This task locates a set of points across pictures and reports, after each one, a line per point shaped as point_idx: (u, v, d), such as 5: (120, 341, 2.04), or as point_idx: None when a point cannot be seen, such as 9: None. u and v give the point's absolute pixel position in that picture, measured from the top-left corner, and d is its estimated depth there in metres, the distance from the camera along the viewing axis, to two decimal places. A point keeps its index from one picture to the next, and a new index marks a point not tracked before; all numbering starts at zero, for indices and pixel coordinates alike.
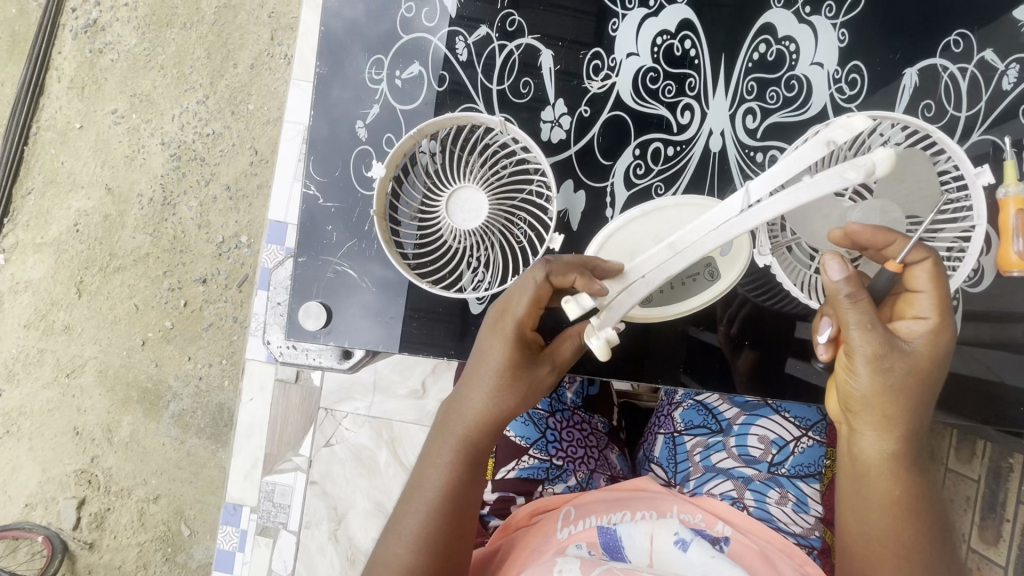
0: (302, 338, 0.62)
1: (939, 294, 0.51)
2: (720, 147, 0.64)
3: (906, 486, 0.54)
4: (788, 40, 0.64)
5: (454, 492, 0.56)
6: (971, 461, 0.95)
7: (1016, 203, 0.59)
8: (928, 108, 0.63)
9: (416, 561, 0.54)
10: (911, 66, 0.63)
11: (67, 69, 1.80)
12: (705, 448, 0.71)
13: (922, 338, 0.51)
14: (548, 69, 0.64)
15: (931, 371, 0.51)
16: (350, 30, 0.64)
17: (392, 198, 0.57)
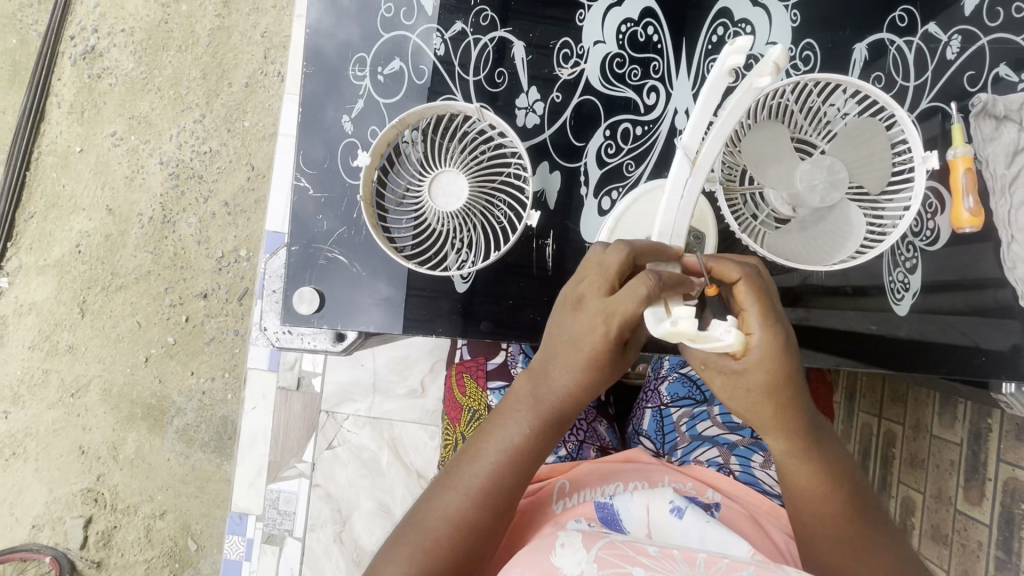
0: (297, 323, 0.65)
1: (761, 296, 0.48)
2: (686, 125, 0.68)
3: (808, 475, 0.53)
4: (744, 22, 0.68)
5: (520, 454, 0.55)
6: (953, 426, 0.97)
7: (965, 162, 0.64)
8: (879, 80, 0.67)
9: (472, 509, 0.54)
10: (861, 41, 0.67)
11: (66, 95, 1.86)
12: (690, 418, 0.74)
13: (761, 349, 0.48)
14: (520, 59, 0.67)
15: (786, 374, 0.49)
16: (333, 31, 0.67)
17: (378, 185, 0.61)
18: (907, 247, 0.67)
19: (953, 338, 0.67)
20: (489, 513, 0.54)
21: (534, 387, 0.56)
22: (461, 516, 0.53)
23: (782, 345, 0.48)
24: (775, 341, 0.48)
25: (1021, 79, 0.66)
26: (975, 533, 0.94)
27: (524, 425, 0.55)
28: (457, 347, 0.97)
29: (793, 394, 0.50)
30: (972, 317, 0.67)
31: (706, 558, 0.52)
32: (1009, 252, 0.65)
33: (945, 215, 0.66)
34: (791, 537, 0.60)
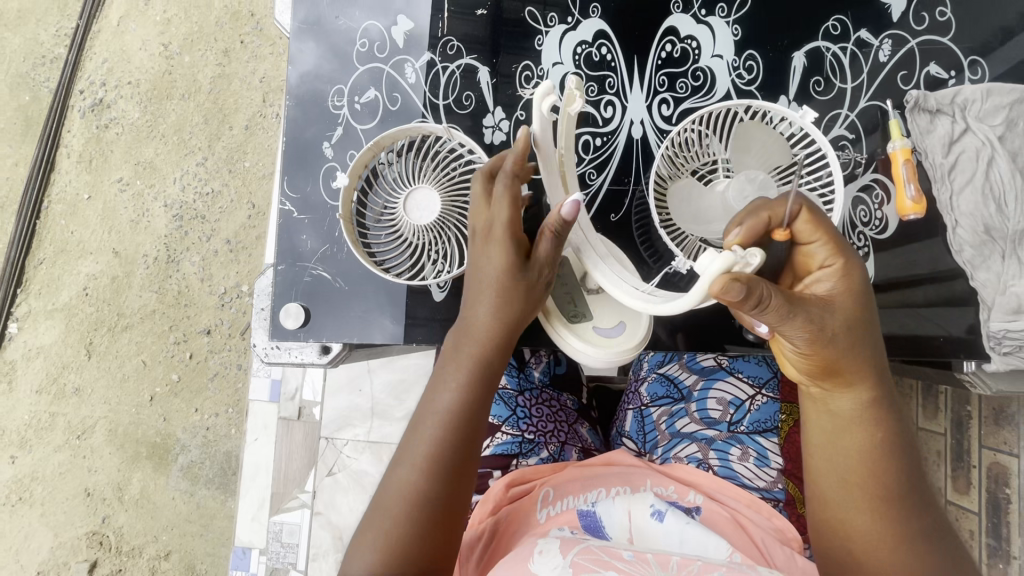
0: (285, 338, 0.68)
1: (834, 239, 0.50)
2: (642, 134, 0.72)
3: (869, 437, 0.53)
4: (690, 38, 0.73)
5: (462, 410, 0.55)
6: (936, 415, 0.98)
7: (904, 153, 0.67)
8: (818, 84, 0.71)
9: (427, 483, 0.54)
10: (799, 49, 0.72)
11: (75, 145, 1.95)
12: (669, 416, 0.75)
13: (835, 289, 0.50)
14: (485, 82, 0.72)
15: (862, 315, 0.50)
16: (311, 67, 0.73)
17: (358, 205, 0.65)
18: (857, 236, 0.70)
19: (916, 326, 0.69)
20: (441, 480, 0.54)
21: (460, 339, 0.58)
22: (415, 493, 0.54)
23: (855, 282, 0.50)
24: (845, 280, 0.50)
25: (952, 76, 0.71)
26: (966, 521, 0.94)
27: (456, 383, 0.56)
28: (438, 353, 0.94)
29: (870, 346, 0.51)
30: (934, 309, 0.69)
31: (679, 562, 0.55)
32: (955, 236, 0.68)
33: (891, 204, 0.69)
34: (769, 532, 0.62)
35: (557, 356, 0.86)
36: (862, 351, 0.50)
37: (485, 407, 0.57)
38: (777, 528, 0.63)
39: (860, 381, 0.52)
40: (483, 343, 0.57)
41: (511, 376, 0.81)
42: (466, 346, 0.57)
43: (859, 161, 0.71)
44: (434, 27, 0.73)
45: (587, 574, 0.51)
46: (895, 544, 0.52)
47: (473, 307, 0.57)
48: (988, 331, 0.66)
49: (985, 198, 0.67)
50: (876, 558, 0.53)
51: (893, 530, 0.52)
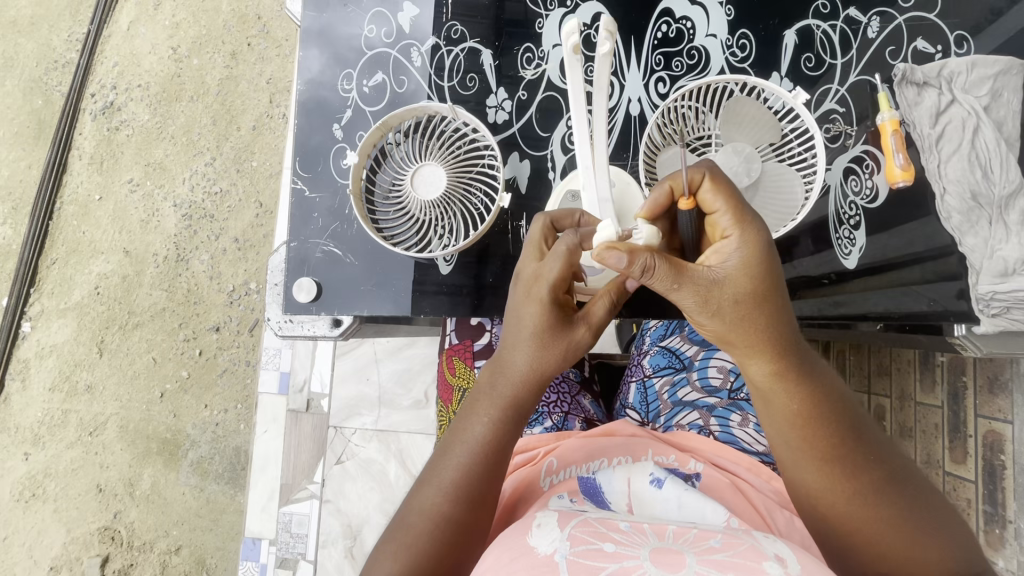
0: (297, 312, 0.71)
1: (722, 203, 0.48)
2: (639, 111, 0.74)
3: (793, 410, 0.50)
4: (685, 19, 0.75)
5: (492, 448, 0.58)
6: (934, 391, 0.99)
7: (892, 125, 0.69)
8: (809, 60, 0.74)
9: (451, 507, 0.56)
10: (790, 28, 0.74)
11: (87, 148, 1.99)
12: (671, 386, 0.78)
13: (732, 259, 0.46)
14: (488, 65, 0.75)
15: (762, 281, 0.47)
16: (321, 52, 0.76)
17: (367, 183, 0.67)
18: (849, 206, 0.73)
19: (912, 304, 0.71)
20: (466, 505, 0.57)
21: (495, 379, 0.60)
22: (437, 512, 0.56)
23: (755, 243, 0.46)
24: (741, 244, 0.46)
25: (938, 51, 0.73)
26: (963, 493, 0.95)
27: (489, 419, 0.59)
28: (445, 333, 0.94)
29: (776, 315, 0.47)
30: (931, 285, 0.70)
31: (675, 530, 0.55)
32: (942, 203, 0.70)
33: (880, 173, 0.72)
34: (768, 496, 0.62)
35: None
36: (770, 322, 0.47)
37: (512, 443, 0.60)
38: (776, 491, 0.64)
39: (771, 354, 0.48)
40: (520, 386, 0.59)
41: None
42: (501, 388, 0.60)
43: (850, 133, 0.73)
44: (439, 12, 0.76)
45: (583, 545, 0.52)
46: (858, 511, 0.49)
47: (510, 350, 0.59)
48: (978, 294, 0.67)
49: (972, 165, 0.69)
50: (830, 519, 0.51)
51: (849, 496, 0.50)
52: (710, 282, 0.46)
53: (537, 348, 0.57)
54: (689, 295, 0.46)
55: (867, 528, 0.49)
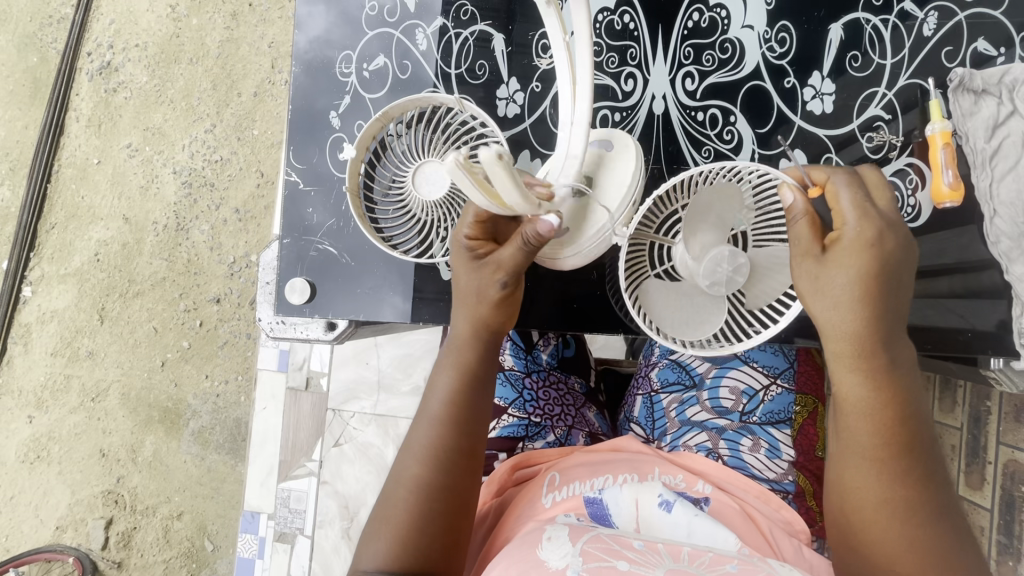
0: (290, 313, 0.67)
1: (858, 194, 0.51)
2: (663, 110, 0.69)
3: (860, 398, 0.53)
4: (719, 7, 0.69)
5: (452, 411, 0.58)
6: (953, 410, 0.97)
7: (943, 137, 0.63)
8: (855, 59, 0.67)
9: (426, 471, 0.56)
10: (836, 21, 0.68)
11: (85, 109, 1.93)
12: (679, 404, 0.74)
13: (849, 232, 0.51)
14: (500, 51, 0.68)
15: (876, 266, 0.51)
16: (319, 31, 0.70)
17: (366, 178, 0.63)
18: None
19: (938, 318, 0.66)
20: (440, 469, 0.57)
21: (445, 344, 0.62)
22: (416, 481, 0.56)
23: (872, 237, 0.51)
24: (867, 229, 0.51)
25: (1000, 53, 0.66)
26: (975, 516, 0.94)
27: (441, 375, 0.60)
28: None
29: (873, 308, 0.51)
30: (966, 300, 0.66)
31: (689, 553, 0.54)
32: (992, 226, 0.64)
33: (924, 189, 0.66)
34: (777, 524, 0.62)
35: (565, 338, 0.86)
36: (862, 306, 0.51)
37: (474, 408, 0.59)
38: (785, 520, 0.63)
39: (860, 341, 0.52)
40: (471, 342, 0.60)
41: (518, 358, 0.82)
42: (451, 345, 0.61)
43: (895, 144, 0.67)
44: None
45: (596, 563, 0.51)
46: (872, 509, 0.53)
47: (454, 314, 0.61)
48: (1019, 328, 0.63)
49: None
50: (871, 524, 0.53)
51: (877, 491, 0.53)
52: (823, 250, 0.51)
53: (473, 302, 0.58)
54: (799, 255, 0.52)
55: (893, 547, 0.52)
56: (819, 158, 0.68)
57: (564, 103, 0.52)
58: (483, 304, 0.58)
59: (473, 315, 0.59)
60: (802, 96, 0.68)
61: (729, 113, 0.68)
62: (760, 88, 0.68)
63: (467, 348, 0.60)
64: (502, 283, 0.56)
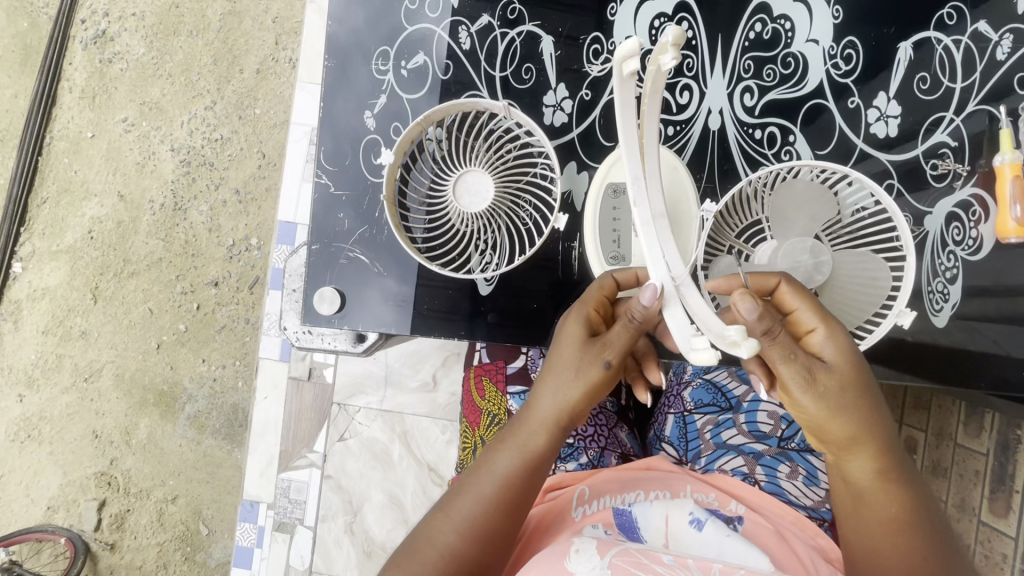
0: (317, 324, 0.64)
1: (812, 298, 0.52)
2: (718, 125, 0.69)
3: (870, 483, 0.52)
4: (784, 19, 0.69)
5: (515, 485, 0.56)
6: (980, 436, 0.99)
7: (1012, 169, 0.62)
8: (923, 81, 0.67)
9: (466, 547, 0.54)
10: (906, 40, 0.67)
11: (78, 79, 1.85)
12: (714, 426, 0.75)
13: (828, 348, 0.50)
14: (548, 55, 0.68)
15: (862, 373, 0.51)
16: (359, 29, 0.68)
17: (401, 183, 0.59)
18: (947, 257, 0.66)
19: (977, 340, 0.66)
20: (480, 543, 0.55)
21: (522, 412, 0.59)
22: (450, 546, 0.54)
23: (849, 343, 0.51)
24: (841, 339, 0.51)
25: None
26: (998, 545, 0.95)
27: (514, 450, 0.57)
28: (475, 349, 0.88)
29: (877, 413, 0.51)
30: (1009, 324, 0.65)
31: (720, 569, 0.52)
32: None
33: (989, 222, 0.65)
34: (813, 548, 0.60)
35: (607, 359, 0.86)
36: (872, 411, 0.50)
37: (535, 486, 0.57)
38: (819, 547, 0.61)
39: (869, 446, 0.51)
40: (555, 427, 0.56)
41: None
42: (533, 422, 0.57)
43: (960, 173, 0.66)
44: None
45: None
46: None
47: (539, 388, 0.57)
48: None
49: None
50: None
51: None
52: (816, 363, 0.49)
53: (568, 382, 0.55)
54: (795, 371, 0.49)
55: None
56: (880, 183, 0.67)
57: (632, 161, 0.45)
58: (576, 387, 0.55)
59: (566, 404, 0.55)
60: (866, 117, 0.68)
61: (789, 132, 0.68)
62: (821, 107, 0.68)
63: (547, 432, 0.56)
64: (605, 365, 0.54)
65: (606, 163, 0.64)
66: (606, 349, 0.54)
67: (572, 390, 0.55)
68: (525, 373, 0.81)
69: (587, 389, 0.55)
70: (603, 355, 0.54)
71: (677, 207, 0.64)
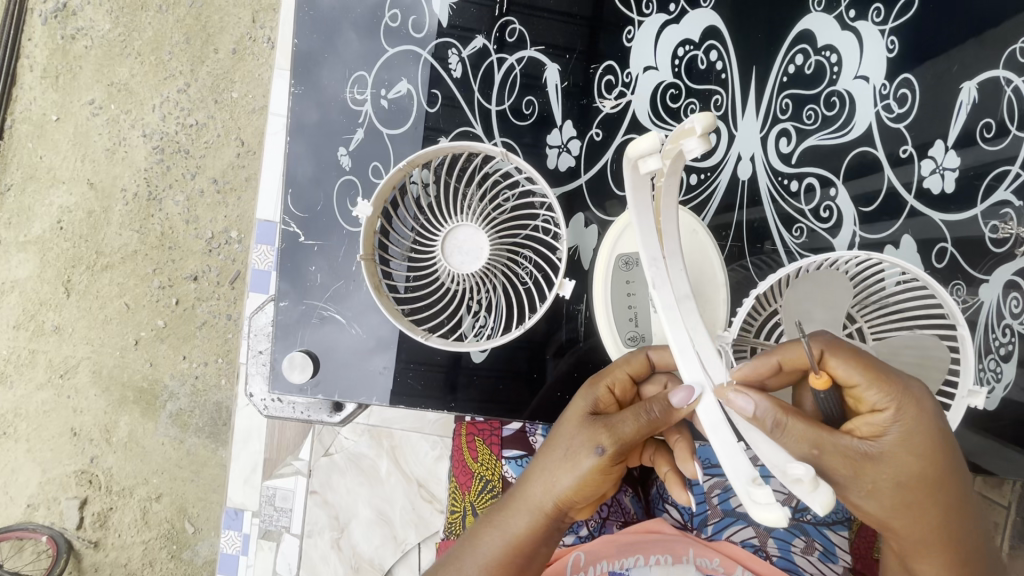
0: (289, 391, 0.61)
1: (871, 369, 0.41)
2: (750, 172, 0.67)
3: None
4: (829, 50, 0.66)
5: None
6: (1001, 487, 0.93)
7: None
8: (988, 127, 0.61)
9: None
10: (970, 79, 0.62)
11: (38, 57, 1.71)
12: (724, 490, 0.69)
13: (890, 434, 0.41)
14: (553, 85, 0.66)
15: (932, 463, 0.42)
16: (342, 53, 0.65)
17: (382, 234, 0.52)
18: (1001, 330, 0.60)
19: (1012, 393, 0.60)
20: None
21: (515, 490, 0.50)
22: None
23: (919, 425, 0.41)
24: (911, 422, 0.41)
25: None
26: None
27: (500, 537, 0.48)
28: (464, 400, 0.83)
29: (948, 502, 0.43)
30: None
31: None
32: None
33: None
34: None
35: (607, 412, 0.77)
36: (938, 502, 0.43)
37: None
38: None
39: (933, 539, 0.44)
40: (550, 515, 0.47)
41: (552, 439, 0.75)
42: (524, 506, 0.48)
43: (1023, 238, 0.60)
44: (492, 5, 0.66)
45: None
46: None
47: (535, 468, 0.48)
48: None
49: None
50: None
51: None
52: (864, 455, 0.41)
53: (562, 466, 0.45)
54: (841, 467, 0.41)
55: None
56: (931, 249, 0.63)
57: (645, 241, 0.41)
58: (571, 474, 0.45)
59: (560, 491, 0.46)
60: (918, 170, 0.63)
61: (830, 184, 0.66)
62: (869, 155, 0.65)
63: (537, 519, 0.47)
64: (599, 450, 0.44)
65: (613, 233, 0.57)
66: (607, 431, 0.44)
67: (567, 476, 0.45)
68: (522, 437, 0.76)
69: (585, 479, 0.45)
70: (602, 435, 0.44)
71: (700, 276, 0.57)
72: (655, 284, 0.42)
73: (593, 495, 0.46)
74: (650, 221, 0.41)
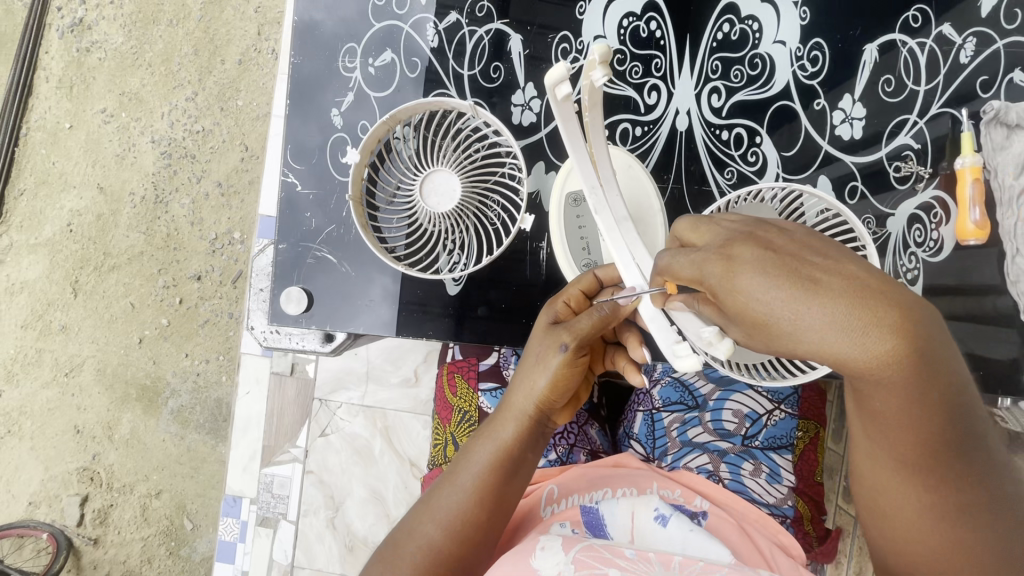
0: (285, 322, 0.69)
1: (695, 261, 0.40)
2: (686, 125, 0.75)
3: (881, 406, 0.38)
4: (751, 19, 0.75)
5: (493, 477, 0.53)
6: None
7: (972, 171, 0.66)
8: (888, 83, 0.72)
9: (444, 540, 0.52)
10: (872, 42, 0.72)
11: (54, 69, 1.81)
12: (682, 424, 0.77)
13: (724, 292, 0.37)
14: (516, 53, 0.74)
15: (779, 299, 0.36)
16: (335, 29, 0.73)
17: (369, 183, 0.61)
18: (908, 257, 0.69)
19: None
20: (460, 540, 0.52)
21: (501, 405, 0.57)
22: (427, 545, 0.52)
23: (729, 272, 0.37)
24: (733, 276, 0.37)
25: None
26: None
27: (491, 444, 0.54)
28: (447, 346, 0.91)
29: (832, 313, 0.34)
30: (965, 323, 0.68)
31: (681, 561, 0.53)
32: (1014, 264, 0.66)
33: (949, 225, 0.68)
34: (773, 542, 0.64)
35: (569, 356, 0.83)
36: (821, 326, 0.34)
37: (514, 478, 0.55)
38: (780, 544, 0.66)
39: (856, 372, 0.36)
40: (533, 417, 0.54)
41: None
42: (510, 414, 0.55)
43: (922, 175, 0.70)
44: None
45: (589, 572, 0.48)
46: (943, 540, 0.41)
47: (515, 380, 0.55)
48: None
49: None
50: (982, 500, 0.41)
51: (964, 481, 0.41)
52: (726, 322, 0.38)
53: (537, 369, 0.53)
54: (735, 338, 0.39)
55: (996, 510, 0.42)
56: (844, 187, 0.72)
57: (584, 171, 0.51)
58: (546, 375, 0.52)
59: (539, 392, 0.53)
60: (831, 119, 0.73)
61: (755, 134, 0.74)
62: (787, 108, 0.74)
63: (521, 422, 0.54)
64: (563, 347, 0.51)
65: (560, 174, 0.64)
66: (569, 333, 0.52)
67: (542, 377, 0.52)
68: (497, 370, 0.84)
69: (557, 375, 0.52)
70: (565, 338, 0.52)
71: (639, 207, 0.63)
72: (598, 210, 0.52)
73: (566, 393, 0.54)
74: (588, 156, 0.51)
